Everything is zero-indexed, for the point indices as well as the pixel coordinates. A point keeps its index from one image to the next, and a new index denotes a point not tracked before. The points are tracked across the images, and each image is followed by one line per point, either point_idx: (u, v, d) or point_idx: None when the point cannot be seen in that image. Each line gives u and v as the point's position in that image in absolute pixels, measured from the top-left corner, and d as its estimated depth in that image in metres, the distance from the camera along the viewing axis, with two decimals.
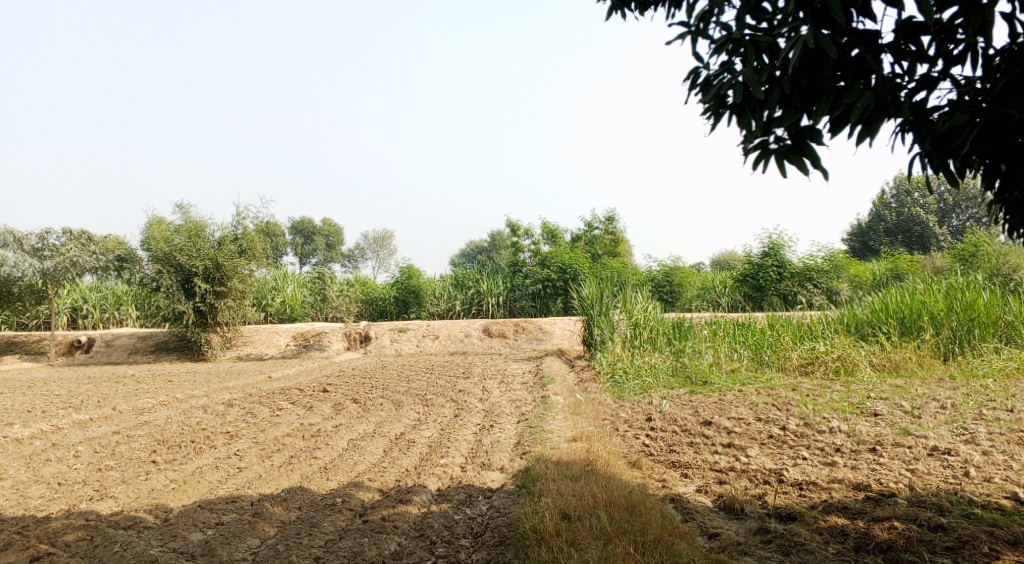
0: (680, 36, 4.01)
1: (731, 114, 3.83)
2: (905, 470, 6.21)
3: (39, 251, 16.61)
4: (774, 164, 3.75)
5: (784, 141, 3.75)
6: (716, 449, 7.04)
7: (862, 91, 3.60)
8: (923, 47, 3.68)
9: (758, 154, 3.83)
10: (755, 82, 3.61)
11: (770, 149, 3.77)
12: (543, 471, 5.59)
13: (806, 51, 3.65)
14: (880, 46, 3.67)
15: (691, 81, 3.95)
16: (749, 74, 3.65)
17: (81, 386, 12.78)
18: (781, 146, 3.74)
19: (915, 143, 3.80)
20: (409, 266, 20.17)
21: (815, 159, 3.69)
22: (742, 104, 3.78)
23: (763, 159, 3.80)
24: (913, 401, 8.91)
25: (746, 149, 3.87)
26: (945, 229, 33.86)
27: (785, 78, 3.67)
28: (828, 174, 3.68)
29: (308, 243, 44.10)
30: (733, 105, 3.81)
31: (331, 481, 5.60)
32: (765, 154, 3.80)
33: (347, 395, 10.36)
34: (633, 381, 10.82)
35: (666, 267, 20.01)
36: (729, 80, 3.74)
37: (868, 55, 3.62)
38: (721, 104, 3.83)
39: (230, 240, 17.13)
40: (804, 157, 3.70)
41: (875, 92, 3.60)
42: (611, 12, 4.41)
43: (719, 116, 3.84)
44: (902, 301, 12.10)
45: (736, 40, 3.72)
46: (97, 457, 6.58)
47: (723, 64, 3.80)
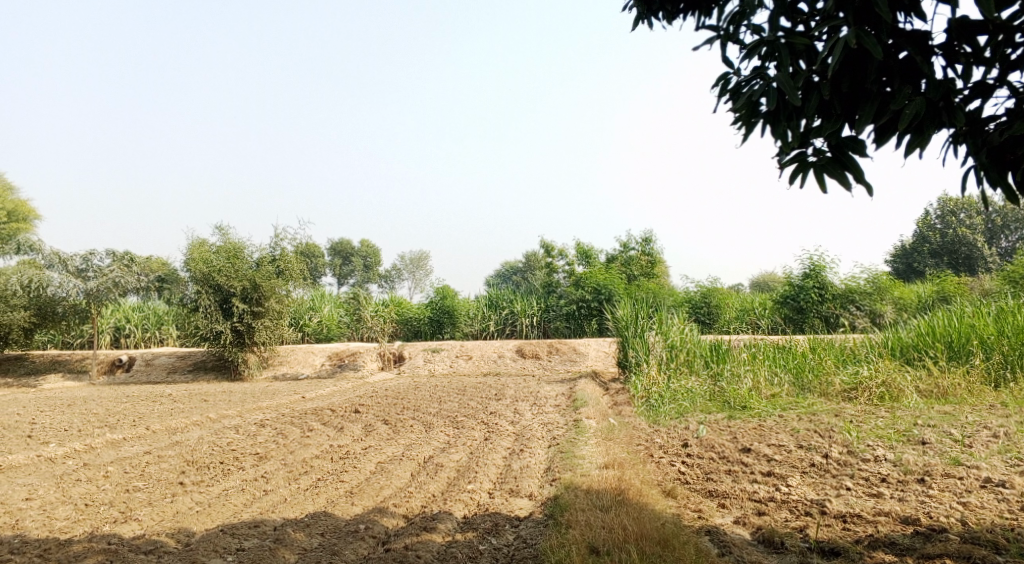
0: (709, 40, 3.86)
1: (765, 123, 3.66)
2: (956, 504, 5.90)
3: (83, 272, 17.00)
4: (813, 177, 3.58)
5: (823, 154, 3.58)
6: (755, 478, 6.78)
7: (910, 97, 3.43)
8: (980, 49, 3.49)
9: (795, 167, 3.66)
10: (791, 88, 3.45)
11: (808, 161, 3.60)
12: (572, 500, 5.42)
13: (848, 55, 3.49)
14: (930, 48, 3.50)
15: (721, 87, 3.80)
16: (785, 79, 3.48)
17: (119, 405, 12.90)
18: (820, 159, 3.57)
19: (970, 155, 3.60)
20: (444, 287, 20.14)
21: (858, 172, 3.52)
22: (776, 114, 3.62)
23: (801, 173, 3.63)
24: (963, 429, 8.53)
25: (783, 162, 3.70)
26: (993, 250, 32.91)
27: (825, 84, 3.50)
28: (871, 189, 3.50)
29: (346, 264, 44.47)
30: (767, 113, 3.65)
31: (356, 506, 5.50)
32: (803, 167, 3.62)
33: (378, 417, 10.28)
34: (668, 405, 10.57)
35: (703, 288, 19.69)
36: (762, 86, 3.58)
37: (917, 57, 3.45)
38: (754, 113, 3.66)
39: (268, 260, 17.25)
40: (845, 170, 3.53)
41: (925, 98, 3.43)
42: (636, 21, 4.28)
43: (752, 126, 3.68)
44: (950, 324, 11.70)
45: (769, 43, 3.56)
46: (126, 477, 6.57)
47: (756, 69, 3.64)
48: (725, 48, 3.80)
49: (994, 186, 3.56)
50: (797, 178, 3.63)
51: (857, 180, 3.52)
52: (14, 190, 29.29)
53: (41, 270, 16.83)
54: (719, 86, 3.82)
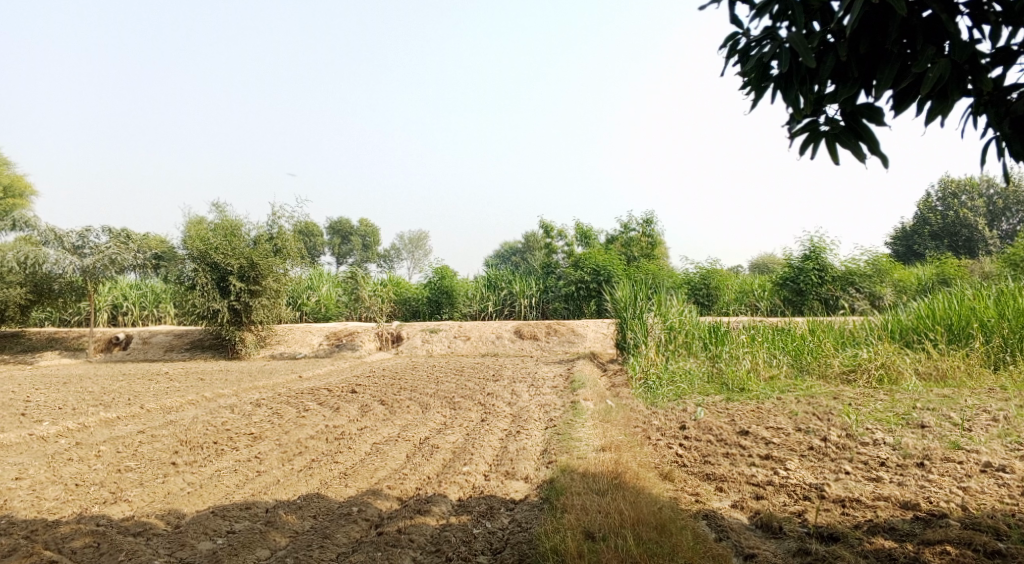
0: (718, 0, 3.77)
1: (776, 88, 3.57)
2: (956, 489, 5.84)
3: (79, 249, 16.80)
4: (825, 148, 3.51)
5: (836, 123, 3.50)
6: (753, 462, 6.72)
7: (934, 59, 3.32)
8: (1008, 10, 3.39)
9: (807, 136, 3.58)
10: (805, 49, 3.35)
11: (820, 131, 3.52)
12: (568, 483, 5.36)
13: (868, 14, 3.38)
14: (956, 6, 3.38)
15: (730, 49, 3.71)
16: (799, 40, 3.38)
17: (114, 384, 12.83)
18: (832, 128, 3.50)
19: (992, 125, 3.50)
20: (442, 267, 20.03)
21: (873, 143, 3.44)
22: (789, 77, 3.52)
23: (812, 144, 3.56)
24: (962, 413, 8.47)
25: (793, 130, 3.62)
26: (994, 233, 32.81)
27: (842, 45, 3.41)
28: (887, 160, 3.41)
29: (345, 243, 44.32)
30: (778, 78, 3.55)
31: (350, 488, 5.43)
32: (815, 137, 3.55)
33: (375, 397, 10.21)
34: (666, 387, 10.51)
35: (703, 270, 19.59)
36: (774, 49, 3.49)
37: (943, 15, 3.33)
38: (764, 77, 3.57)
39: (265, 239, 17.12)
40: (860, 140, 3.45)
41: (950, 60, 3.32)
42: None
43: (762, 91, 3.58)
44: (950, 307, 11.63)
45: (781, 2, 3.47)
46: (118, 457, 6.50)
47: (768, 31, 3.55)
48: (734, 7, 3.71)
49: (1017, 158, 3.45)
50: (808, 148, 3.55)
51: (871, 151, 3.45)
52: (11, 166, 29.05)
53: (38, 246, 16.70)
54: (727, 47, 3.73)
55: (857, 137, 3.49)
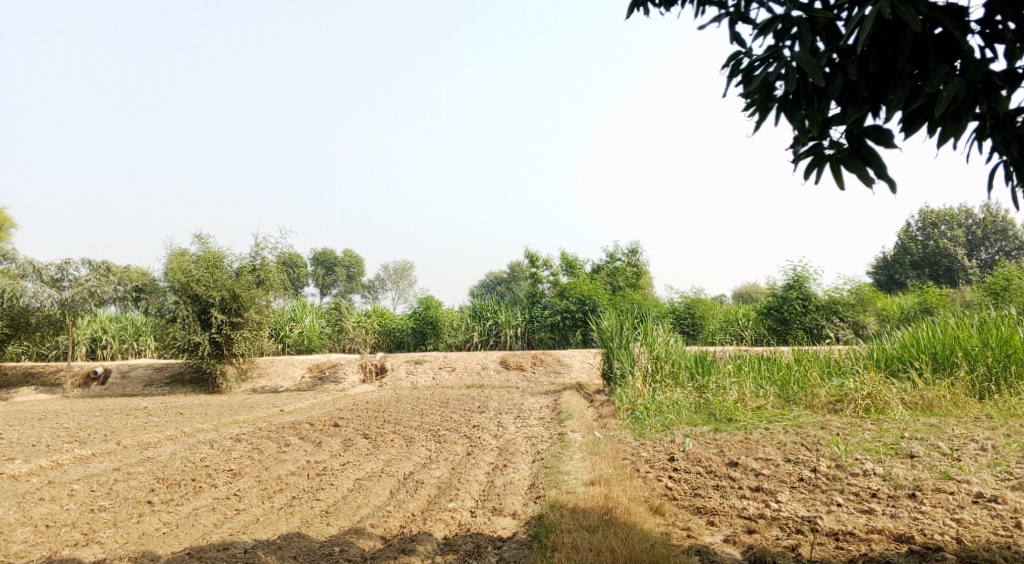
0: (716, 18, 3.74)
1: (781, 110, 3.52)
2: (950, 521, 5.75)
3: (58, 281, 16.55)
4: (830, 172, 3.47)
5: (841, 147, 3.47)
6: (744, 494, 6.61)
7: (948, 77, 3.30)
8: (1023, 27, 3.37)
9: (811, 160, 3.54)
10: (813, 68, 3.31)
11: (825, 155, 3.49)
12: (557, 520, 5.22)
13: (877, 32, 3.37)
14: (968, 23, 3.37)
15: (731, 68, 3.67)
16: (806, 58, 3.36)
17: (91, 419, 12.56)
18: (837, 152, 3.47)
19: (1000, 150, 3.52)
20: (427, 297, 19.92)
21: (880, 168, 3.41)
22: (795, 97, 3.48)
23: (816, 168, 3.52)
24: (950, 442, 8.42)
25: (797, 154, 3.58)
26: (974, 262, 33.17)
27: (851, 63, 3.38)
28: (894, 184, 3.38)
29: (329, 274, 44.09)
30: (783, 98, 3.51)
31: (332, 527, 5.27)
32: (819, 162, 3.51)
33: (358, 431, 10.02)
34: (654, 418, 10.40)
35: (688, 299, 19.58)
36: (779, 69, 3.45)
37: (956, 32, 3.32)
38: (768, 97, 3.53)
39: (248, 270, 16.95)
40: (867, 165, 3.42)
41: (964, 79, 3.30)
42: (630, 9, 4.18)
43: (767, 111, 3.53)
44: (934, 336, 11.64)
45: (784, 20, 3.44)
46: (92, 496, 6.30)
47: (771, 49, 3.52)
48: (735, 26, 3.67)
49: None
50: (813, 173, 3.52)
51: (879, 175, 3.42)
52: None
53: (15, 279, 16.46)
54: (728, 67, 3.69)
55: (864, 161, 3.46)
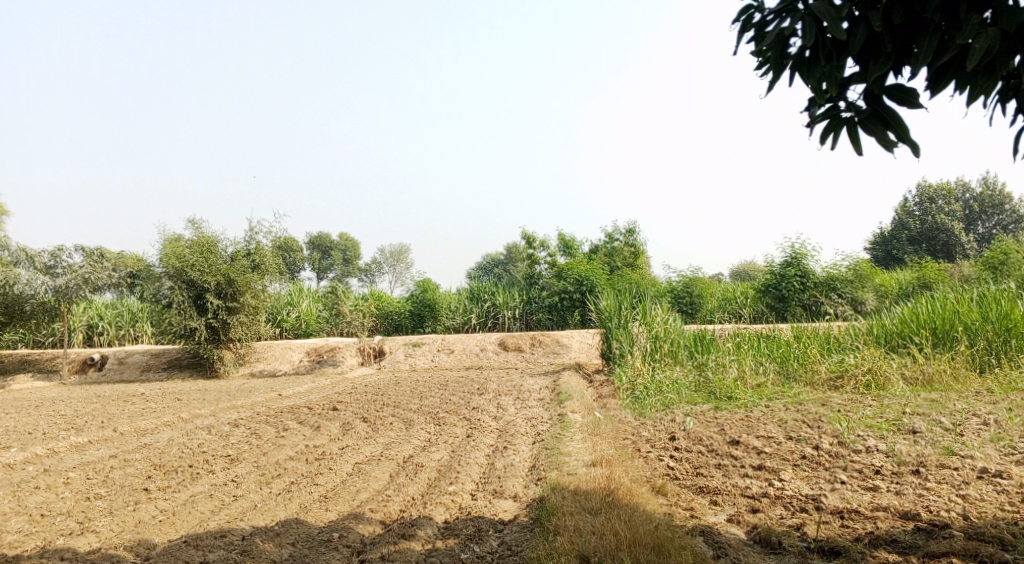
0: None
1: (794, 69, 3.59)
2: (955, 497, 5.70)
3: (52, 268, 16.44)
4: (848, 137, 3.62)
5: (861, 109, 3.58)
6: (747, 473, 6.55)
7: (981, 27, 3.34)
8: None
9: (828, 123, 3.69)
10: (832, 19, 3.35)
11: (842, 118, 3.64)
12: (559, 502, 5.16)
13: None
14: None
15: (743, 22, 3.70)
16: (823, 9, 3.40)
17: (88, 406, 12.47)
18: (857, 115, 3.58)
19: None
20: (424, 279, 19.80)
21: (901, 131, 3.51)
22: (814, 55, 3.56)
23: (833, 132, 3.68)
24: (952, 417, 8.37)
25: (813, 118, 3.70)
26: (971, 237, 33.07)
27: (874, 15, 3.44)
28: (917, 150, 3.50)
29: (326, 258, 43.90)
30: (797, 56, 3.58)
31: (330, 512, 5.20)
32: (836, 126, 3.67)
33: (357, 415, 9.95)
34: (654, 397, 10.34)
35: (685, 277, 19.47)
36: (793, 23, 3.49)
37: None
38: (783, 55, 3.58)
39: (243, 255, 16.81)
40: (887, 129, 3.53)
41: (998, 29, 3.34)
42: None
43: (782, 70, 3.58)
44: (934, 311, 11.56)
45: None
46: (88, 484, 6.23)
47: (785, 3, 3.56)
48: None
49: None
50: (829, 138, 3.68)
51: (900, 138, 3.54)
52: None
53: (9, 266, 16.31)
54: (740, 21, 3.72)
55: (884, 124, 3.56)
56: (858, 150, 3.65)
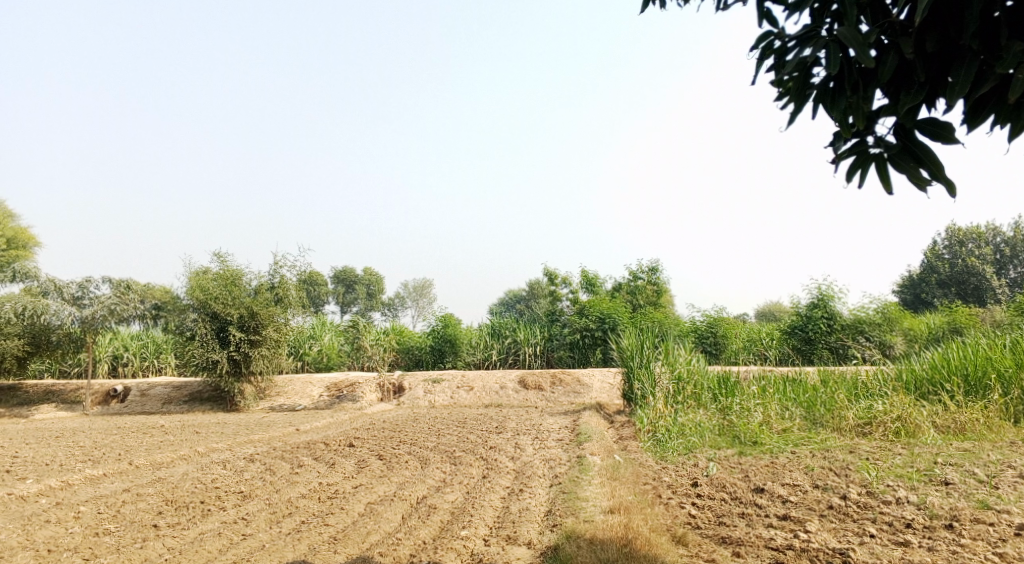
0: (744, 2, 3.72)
1: (818, 100, 3.50)
2: (991, 554, 5.45)
3: (79, 299, 16.60)
4: (878, 174, 3.51)
5: (890, 146, 3.49)
6: (771, 523, 6.33)
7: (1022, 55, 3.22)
8: None
9: (854, 159, 3.58)
10: (860, 44, 3.26)
11: (870, 154, 3.52)
12: (574, 553, 5.01)
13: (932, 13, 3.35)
14: None
15: (763, 49, 3.62)
16: (850, 35, 3.32)
17: (107, 438, 12.45)
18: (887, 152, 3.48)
19: None
20: (446, 315, 19.74)
21: (935, 168, 3.41)
22: (839, 85, 3.47)
23: (860, 168, 3.56)
24: (986, 469, 8.07)
25: (840, 153, 3.60)
26: (1003, 281, 32.48)
27: (906, 42, 3.35)
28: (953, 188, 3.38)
29: (350, 292, 44.08)
30: (821, 87, 3.50)
31: (339, 555, 5.09)
32: (863, 162, 3.56)
33: (373, 452, 9.82)
34: (676, 440, 10.12)
35: (710, 317, 19.23)
36: (816, 52, 3.42)
37: None
38: (806, 85, 3.50)
39: (266, 288, 16.88)
40: (921, 166, 3.43)
41: None
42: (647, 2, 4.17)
43: (804, 100, 3.50)
44: (965, 357, 11.25)
45: None
46: (97, 519, 6.16)
47: (808, 30, 3.48)
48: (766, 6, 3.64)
49: None
50: (856, 174, 3.56)
51: (933, 176, 3.42)
52: (17, 214, 29.02)
53: (38, 297, 16.50)
54: (759, 48, 3.63)
55: (916, 160, 3.46)
56: (887, 188, 3.52)
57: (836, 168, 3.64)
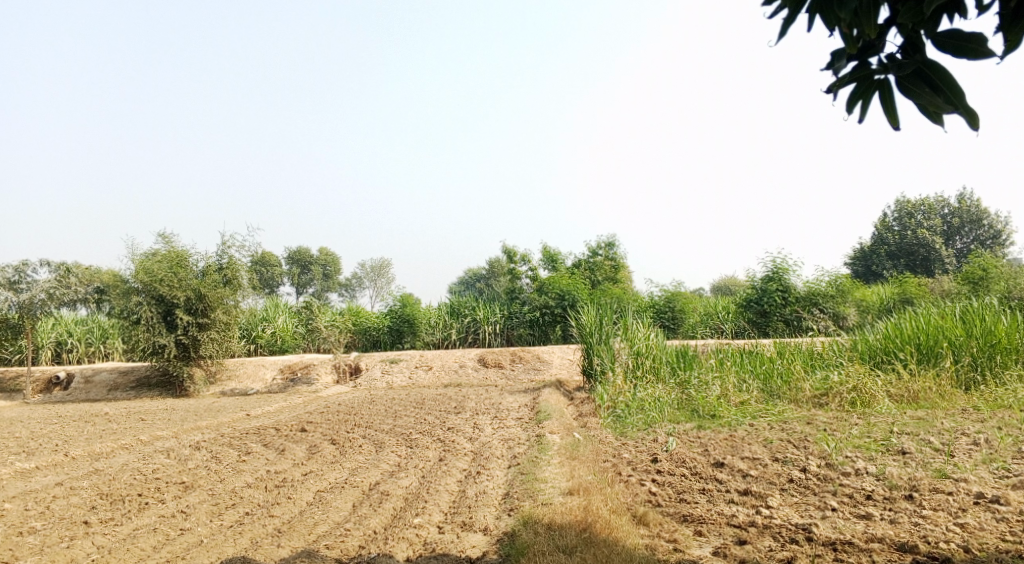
0: None
1: (816, 15, 3.53)
2: (953, 525, 5.37)
3: (15, 284, 15.73)
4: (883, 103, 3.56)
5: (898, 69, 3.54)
6: (732, 499, 6.19)
7: None
8: None
9: (856, 85, 3.61)
10: None
11: (873, 81, 3.58)
12: (531, 540, 4.81)
13: None
14: None
15: None
16: None
17: (45, 428, 11.89)
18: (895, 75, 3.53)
19: None
20: (402, 294, 19.36)
21: (956, 95, 3.46)
22: None
23: (862, 99, 3.61)
24: (942, 437, 8.07)
25: (842, 77, 3.60)
26: (950, 252, 33.20)
27: None
28: (975, 123, 3.45)
29: (305, 273, 43.28)
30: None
31: (282, 549, 4.85)
32: (866, 92, 3.61)
33: (325, 437, 9.48)
34: (635, 416, 9.99)
35: (667, 293, 19.14)
36: None
37: None
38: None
39: (214, 269, 16.29)
40: (937, 92, 3.48)
41: None
42: None
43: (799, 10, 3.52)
44: (918, 326, 11.29)
45: None
46: (23, 516, 5.76)
47: None
48: None
49: None
50: (859, 103, 3.60)
51: (952, 102, 3.47)
52: None
53: None
54: None
55: (929, 86, 3.50)
56: (895, 124, 3.60)
57: (836, 96, 3.62)
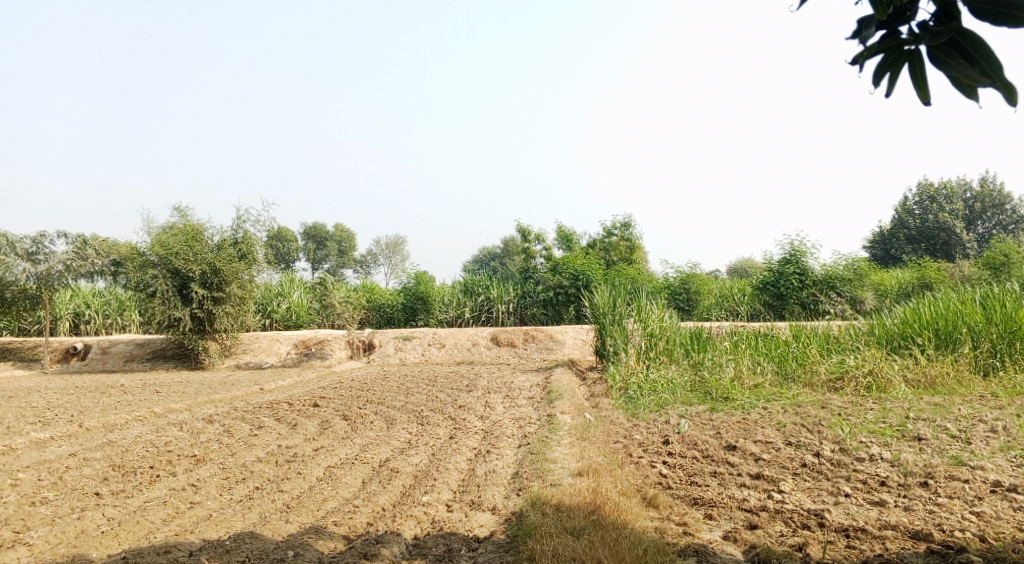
0: None
1: None
2: (969, 514, 5.29)
3: (33, 255, 15.83)
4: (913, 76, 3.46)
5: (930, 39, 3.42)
6: (744, 483, 6.13)
7: None
8: None
9: (885, 56, 3.50)
10: None
11: (903, 53, 3.47)
12: (539, 521, 4.78)
13: None
14: None
15: None
16: None
17: (62, 398, 12.00)
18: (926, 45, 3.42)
19: None
20: (416, 272, 19.34)
21: (992, 68, 3.36)
22: None
23: (890, 70, 3.50)
24: (958, 423, 7.96)
25: (871, 47, 3.49)
26: (972, 237, 32.76)
27: None
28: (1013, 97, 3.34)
29: (321, 249, 43.35)
30: None
31: (290, 525, 4.86)
32: (894, 63, 3.50)
33: (337, 412, 9.49)
34: (648, 397, 9.93)
35: (683, 274, 18.98)
36: None
37: None
38: None
39: (229, 244, 16.30)
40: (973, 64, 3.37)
41: None
42: None
43: None
44: (937, 311, 11.12)
45: None
46: (36, 487, 5.80)
47: None
48: None
49: None
50: (887, 75, 3.49)
51: (989, 75, 3.36)
52: None
53: None
54: None
55: (964, 57, 3.40)
56: (926, 98, 3.49)
57: (863, 67, 3.52)
